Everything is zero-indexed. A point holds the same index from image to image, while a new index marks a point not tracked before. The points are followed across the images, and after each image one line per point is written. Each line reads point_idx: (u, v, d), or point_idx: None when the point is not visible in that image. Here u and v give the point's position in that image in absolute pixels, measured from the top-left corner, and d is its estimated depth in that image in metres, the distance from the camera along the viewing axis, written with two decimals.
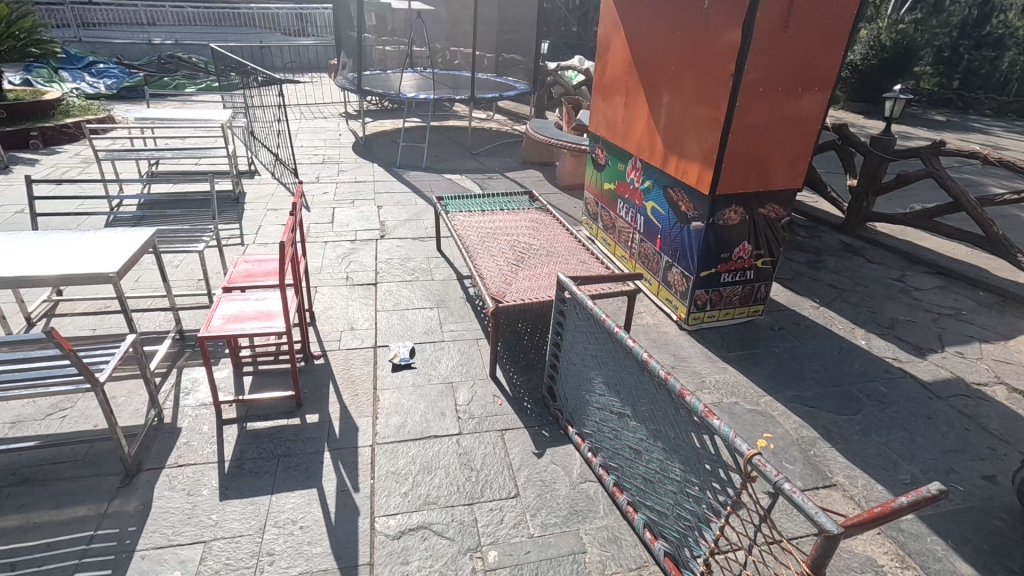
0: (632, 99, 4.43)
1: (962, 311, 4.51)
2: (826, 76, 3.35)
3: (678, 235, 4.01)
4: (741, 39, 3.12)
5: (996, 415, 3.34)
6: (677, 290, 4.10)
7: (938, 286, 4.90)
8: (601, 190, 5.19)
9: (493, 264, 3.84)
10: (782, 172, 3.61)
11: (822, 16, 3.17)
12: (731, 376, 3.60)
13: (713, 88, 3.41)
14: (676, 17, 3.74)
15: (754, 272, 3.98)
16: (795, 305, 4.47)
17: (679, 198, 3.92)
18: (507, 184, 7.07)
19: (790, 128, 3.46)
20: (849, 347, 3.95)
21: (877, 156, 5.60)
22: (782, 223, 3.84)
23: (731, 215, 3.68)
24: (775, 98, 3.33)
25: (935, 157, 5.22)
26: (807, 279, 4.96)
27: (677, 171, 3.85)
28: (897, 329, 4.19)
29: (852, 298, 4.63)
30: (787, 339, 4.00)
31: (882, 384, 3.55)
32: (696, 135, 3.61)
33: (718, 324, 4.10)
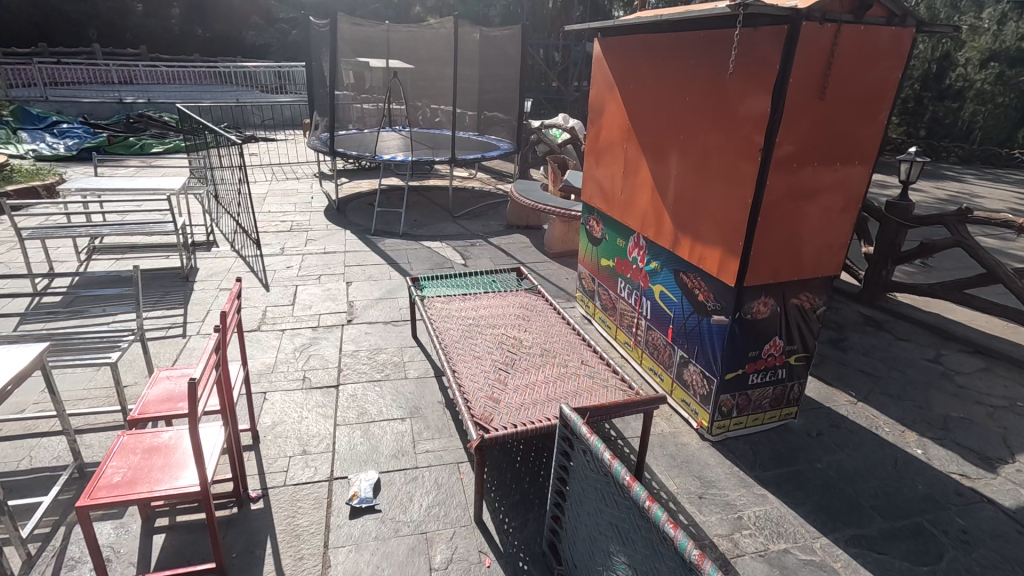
0: (632, 169, 3.97)
1: (1018, 402, 3.95)
2: (865, 149, 2.92)
3: (696, 328, 3.50)
4: (772, 108, 2.66)
5: None
6: (696, 392, 3.55)
7: (980, 369, 4.37)
8: (598, 267, 4.70)
9: (480, 369, 3.22)
10: (817, 257, 3.13)
11: (861, 80, 2.75)
12: (773, 508, 2.93)
13: (735, 164, 2.95)
14: (683, 81, 3.32)
15: (786, 370, 3.42)
16: (829, 401, 3.85)
17: (695, 285, 3.44)
18: (491, 253, 6.50)
19: (827, 205, 3.00)
20: (906, 459, 3.32)
21: (894, 223, 5.29)
22: (817, 312, 3.31)
23: (760, 307, 3.16)
24: (810, 174, 2.88)
25: (962, 225, 4.91)
26: (835, 364, 4.40)
27: (693, 255, 3.38)
28: (953, 431, 3.60)
29: (892, 389, 4.05)
30: (831, 449, 3.37)
31: (959, 515, 2.91)
32: (717, 214, 3.13)
33: (746, 433, 3.50)
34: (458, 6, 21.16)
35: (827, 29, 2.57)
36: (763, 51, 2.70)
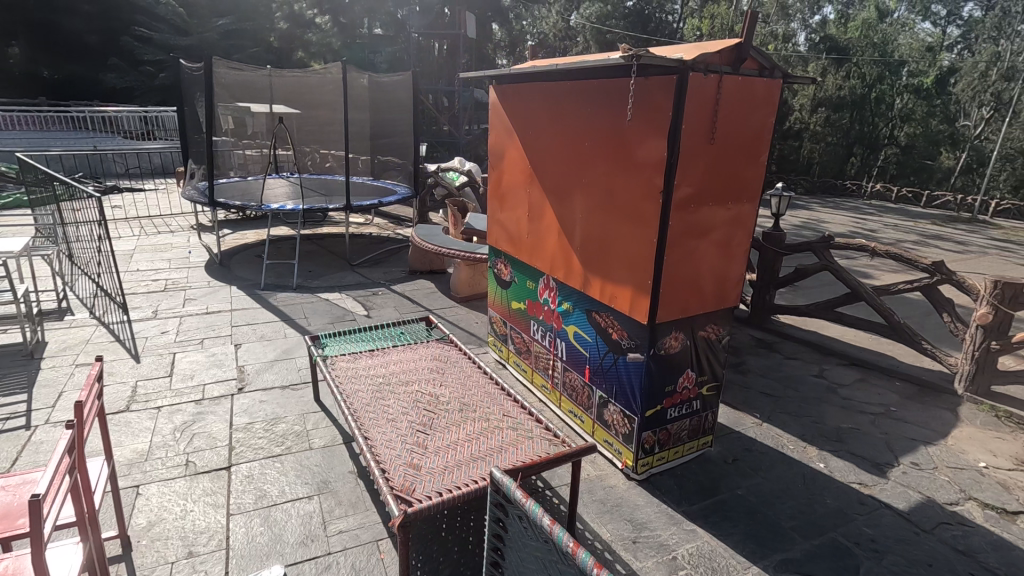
0: (537, 212, 4.00)
1: (892, 408, 4.45)
2: (750, 188, 3.18)
3: (613, 367, 3.55)
4: (669, 152, 2.80)
5: (989, 546, 3.04)
6: (618, 432, 3.58)
7: (857, 380, 4.89)
8: (509, 309, 4.66)
9: (396, 433, 2.98)
10: (717, 289, 3.34)
11: (742, 126, 3.00)
12: (705, 542, 3.00)
13: (638, 206, 3.07)
14: (581, 126, 3.42)
15: (700, 401, 3.60)
16: (739, 425, 4.15)
17: (609, 324, 3.51)
18: (396, 301, 6.25)
19: (722, 241, 3.21)
20: (812, 475, 3.59)
21: (771, 252, 5.87)
22: (721, 343, 3.53)
23: (672, 342, 3.29)
24: (707, 213, 3.07)
25: (827, 251, 5.53)
26: (738, 388, 4.71)
27: (604, 295, 3.45)
28: (847, 443, 3.97)
29: (789, 407, 4.41)
30: (747, 475, 3.58)
31: (865, 524, 3.17)
32: (624, 255, 3.23)
33: (669, 466, 3.61)
34: (342, 50, 20.98)
35: (711, 80, 2.77)
36: (655, 98, 2.85)
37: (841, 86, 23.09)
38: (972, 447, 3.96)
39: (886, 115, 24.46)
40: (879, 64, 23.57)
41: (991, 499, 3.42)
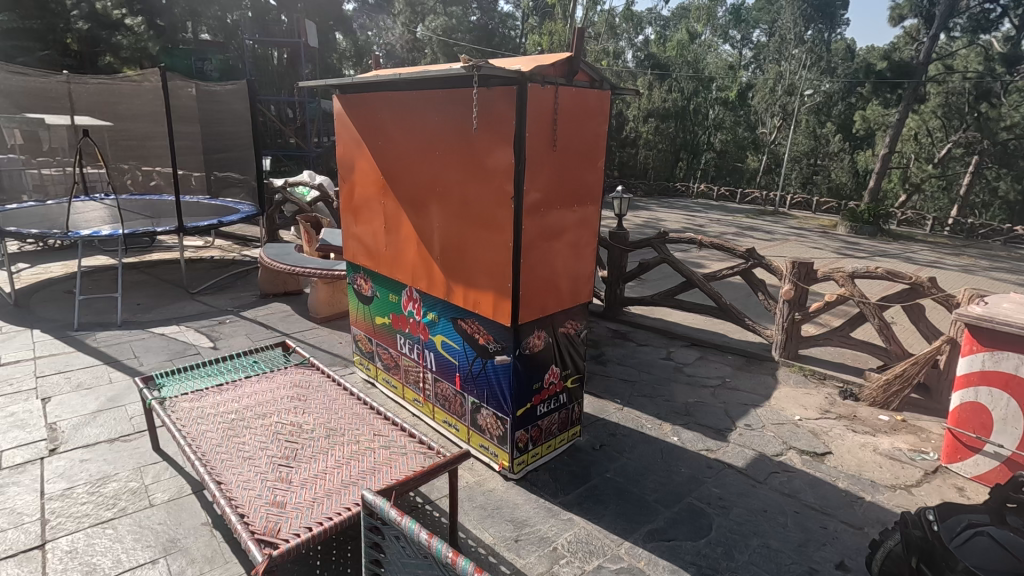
0: (393, 225, 3.93)
1: (727, 379, 5.08)
2: (591, 191, 3.44)
3: (482, 371, 3.60)
4: (516, 160, 2.93)
5: (807, 485, 3.59)
6: (492, 435, 3.63)
7: (698, 358, 5.51)
8: (373, 325, 4.51)
9: (254, 473, 2.72)
10: (572, 287, 3.56)
11: (581, 133, 3.23)
12: (581, 528, 3.15)
13: (493, 212, 3.15)
14: (430, 135, 3.43)
15: (566, 394, 3.79)
16: (603, 412, 4.45)
17: (475, 329, 3.56)
18: (247, 328, 5.73)
19: (572, 241, 3.43)
20: (668, 449, 3.96)
21: (618, 248, 6.40)
22: (579, 338, 3.77)
23: (535, 340, 3.44)
24: (556, 216, 3.26)
25: (663, 245, 6.17)
26: (600, 377, 5.06)
27: (468, 302, 3.49)
28: (694, 415, 4.44)
29: (645, 390, 4.82)
30: (613, 458, 3.84)
31: (713, 485, 3.57)
32: (483, 262, 3.30)
33: (544, 461, 3.74)
34: None
35: (548, 91, 2.95)
36: (499, 108, 2.96)
37: (665, 98, 25.90)
38: (789, 404, 4.66)
39: (703, 124, 27.94)
40: (693, 80, 26.85)
41: (806, 446, 4.04)
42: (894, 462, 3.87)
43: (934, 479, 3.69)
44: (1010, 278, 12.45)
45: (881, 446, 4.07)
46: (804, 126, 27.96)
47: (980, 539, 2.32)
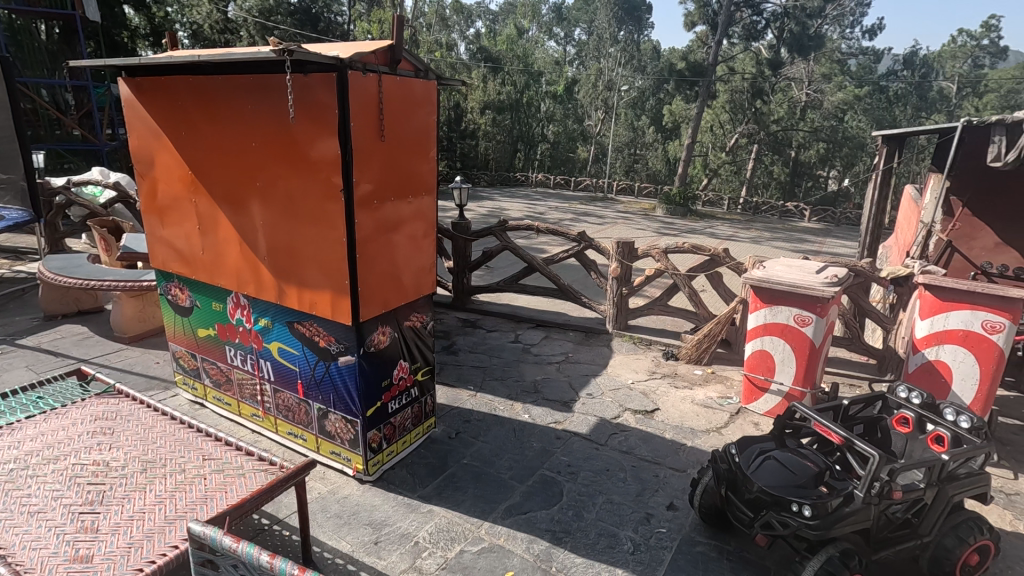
0: (208, 225, 3.53)
1: (569, 354, 5.48)
2: (425, 181, 3.44)
3: (325, 375, 3.42)
4: (342, 150, 2.82)
5: (640, 440, 4.02)
6: (342, 440, 3.48)
7: (543, 338, 5.85)
8: (195, 339, 4.03)
9: (47, 528, 2.28)
10: (414, 280, 3.53)
11: (410, 124, 3.21)
12: (441, 518, 3.17)
13: (322, 206, 3.00)
14: (244, 125, 3.14)
15: (417, 388, 3.76)
16: (457, 400, 4.51)
17: (314, 332, 3.36)
18: (28, 357, 4.76)
19: (410, 233, 3.40)
20: (520, 427, 4.15)
21: (462, 238, 6.50)
22: (426, 330, 3.76)
23: (380, 337, 3.36)
24: (390, 207, 3.20)
25: (504, 233, 6.39)
26: (453, 367, 5.12)
27: (303, 303, 3.28)
28: (542, 391, 4.71)
29: (496, 374, 4.99)
30: (469, 443, 3.91)
31: (562, 454, 3.82)
32: (316, 259, 3.13)
33: (400, 458, 3.69)
34: None
35: (371, 79, 2.88)
36: (318, 95, 2.82)
37: (499, 91, 26.69)
38: (623, 370, 5.17)
39: (536, 117, 29.35)
40: (524, 73, 28.02)
41: (638, 405, 4.51)
42: (707, 409, 4.49)
43: (737, 418, 4.36)
44: (784, 245, 15.13)
45: (697, 397, 4.69)
46: (623, 119, 30.80)
47: (769, 463, 2.79)
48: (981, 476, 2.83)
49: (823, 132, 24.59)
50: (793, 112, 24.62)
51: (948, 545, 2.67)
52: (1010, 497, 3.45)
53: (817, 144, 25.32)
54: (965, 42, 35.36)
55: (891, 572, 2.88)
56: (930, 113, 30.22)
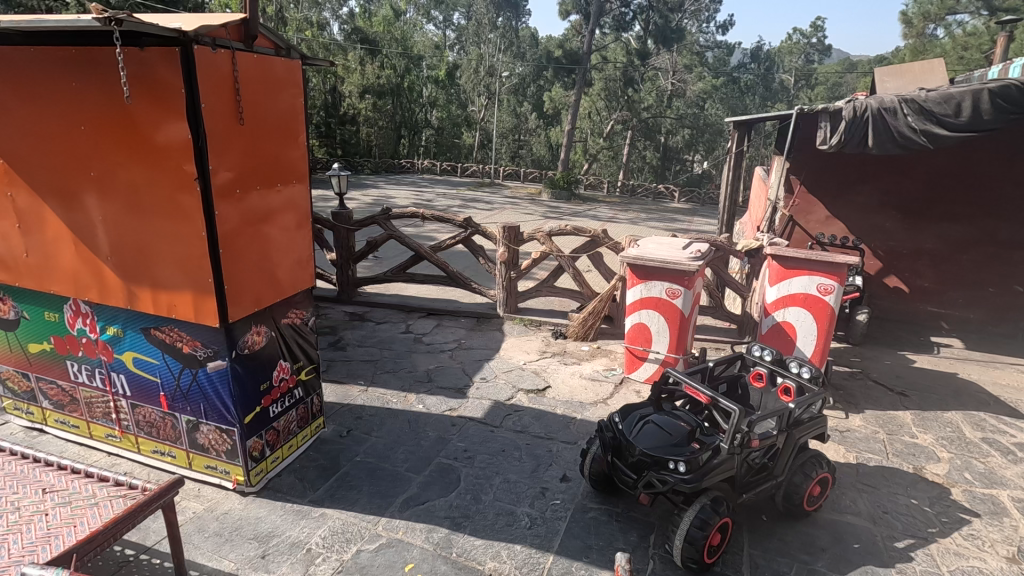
0: (32, 223, 3.05)
1: (461, 340, 5.48)
2: (296, 168, 3.22)
3: (192, 383, 3.11)
4: (192, 134, 2.55)
5: (533, 418, 4.15)
6: (218, 451, 3.20)
7: (435, 326, 5.80)
8: (26, 357, 3.48)
9: None
10: (290, 274, 3.30)
11: (273, 107, 2.99)
12: (335, 520, 3.04)
13: (174, 197, 2.70)
14: (69, 106, 2.74)
15: (301, 388, 3.56)
16: (347, 397, 4.34)
17: (175, 336, 3.04)
18: None
19: (282, 225, 3.17)
20: (414, 417, 4.10)
21: (344, 229, 6.22)
22: (308, 326, 3.55)
23: (255, 337, 3.12)
24: (257, 197, 2.96)
25: (388, 221, 6.21)
26: (341, 363, 4.91)
27: (158, 307, 2.95)
28: (435, 380, 4.68)
29: (387, 366, 4.87)
30: (362, 440, 3.79)
31: (458, 441, 3.82)
32: (171, 257, 2.82)
33: (286, 464, 3.47)
34: None
35: (223, 56, 2.63)
36: (160, 73, 2.53)
37: (378, 75, 25.75)
38: (514, 352, 5.29)
39: (419, 102, 28.74)
40: (404, 57, 27.25)
41: (530, 385, 4.64)
42: (594, 383, 4.73)
43: (621, 388, 4.64)
44: (658, 225, 16.32)
45: (585, 371, 4.92)
46: (506, 105, 31.13)
47: (648, 427, 3.00)
48: (821, 419, 3.26)
49: (687, 119, 26.68)
50: (661, 100, 26.40)
51: (796, 481, 3.05)
52: (843, 434, 4.03)
53: (683, 130, 27.44)
54: (799, 39, 40.00)
55: (753, 512, 3.24)
56: (774, 102, 33.96)
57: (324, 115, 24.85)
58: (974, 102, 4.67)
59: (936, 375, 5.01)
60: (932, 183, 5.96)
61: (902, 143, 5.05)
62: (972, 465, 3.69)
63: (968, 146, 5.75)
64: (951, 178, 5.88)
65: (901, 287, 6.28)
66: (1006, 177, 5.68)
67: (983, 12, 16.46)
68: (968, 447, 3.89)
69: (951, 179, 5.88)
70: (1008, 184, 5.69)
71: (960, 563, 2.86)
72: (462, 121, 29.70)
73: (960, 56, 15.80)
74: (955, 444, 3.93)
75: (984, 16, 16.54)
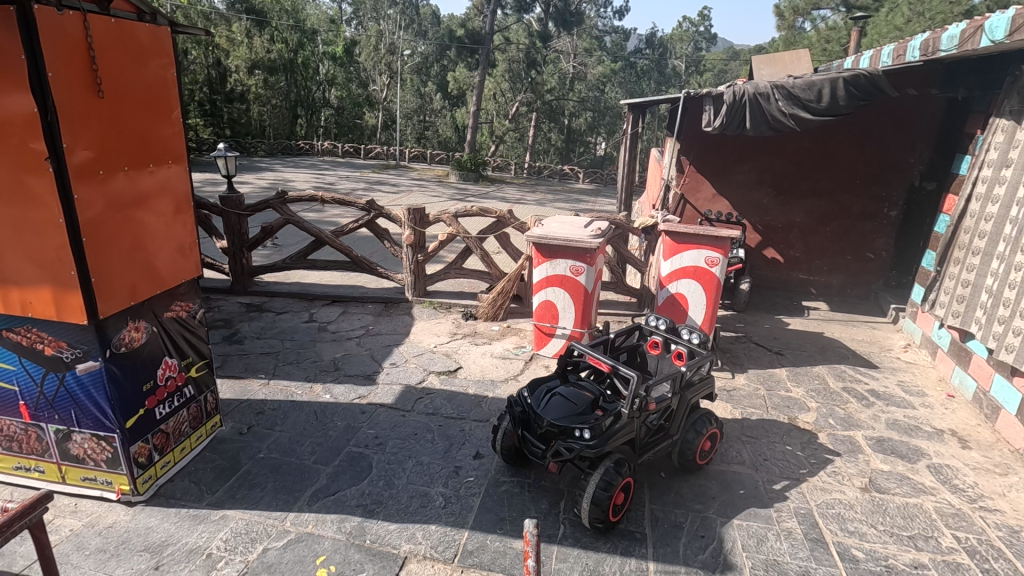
0: None
1: (369, 327, 5.35)
2: (171, 147, 2.95)
3: (59, 388, 2.80)
4: (38, 105, 2.27)
5: (445, 400, 4.15)
6: (97, 461, 2.91)
7: (340, 314, 5.61)
8: None
9: None
10: (172, 264, 3.04)
11: (140, 78, 2.71)
12: (238, 521, 2.89)
13: (22, 180, 2.40)
14: None
15: (191, 386, 3.31)
16: (246, 392, 4.10)
17: (33, 338, 2.71)
18: None
19: (158, 211, 2.90)
20: (321, 408, 3.96)
21: (234, 215, 5.80)
22: (195, 319, 3.31)
23: (132, 334, 2.85)
24: (125, 179, 2.68)
25: (283, 205, 5.86)
26: (238, 357, 4.62)
27: (11, 305, 2.62)
28: (342, 368, 4.54)
29: (289, 358, 4.65)
30: (264, 436, 3.60)
31: (368, 428, 3.75)
32: (22, 249, 2.51)
33: (179, 468, 3.23)
34: None
35: (73, 20, 2.34)
36: None
37: (268, 49, 24.11)
38: (424, 335, 5.24)
39: (315, 79, 27.20)
40: (296, 30, 25.68)
41: (441, 367, 4.64)
42: (505, 361, 4.82)
43: (530, 365, 4.77)
44: (563, 205, 16.73)
45: (495, 350, 4.99)
46: (409, 84, 30.30)
47: (555, 398, 3.11)
48: (709, 379, 3.55)
49: (588, 102, 27.43)
50: (563, 83, 26.95)
51: (689, 438, 3.31)
52: (730, 393, 4.42)
53: (585, 113, 28.19)
54: (687, 28, 42.41)
55: (653, 470, 3.49)
56: (667, 88, 35.79)
57: (209, 91, 22.89)
58: (832, 89, 5.19)
59: (806, 335, 5.62)
60: (798, 163, 6.60)
61: (774, 126, 5.52)
62: (835, 411, 4.20)
63: (828, 129, 6.41)
64: (814, 159, 6.54)
65: (777, 258, 6.94)
66: (857, 157, 6.40)
67: (841, 9, 18.30)
68: (831, 396, 4.42)
69: (813, 159, 6.53)
70: (859, 163, 6.41)
71: (825, 496, 3.26)
72: (363, 100, 28.50)
73: (824, 48, 17.45)
74: (822, 394, 4.44)
75: (842, 13, 18.40)
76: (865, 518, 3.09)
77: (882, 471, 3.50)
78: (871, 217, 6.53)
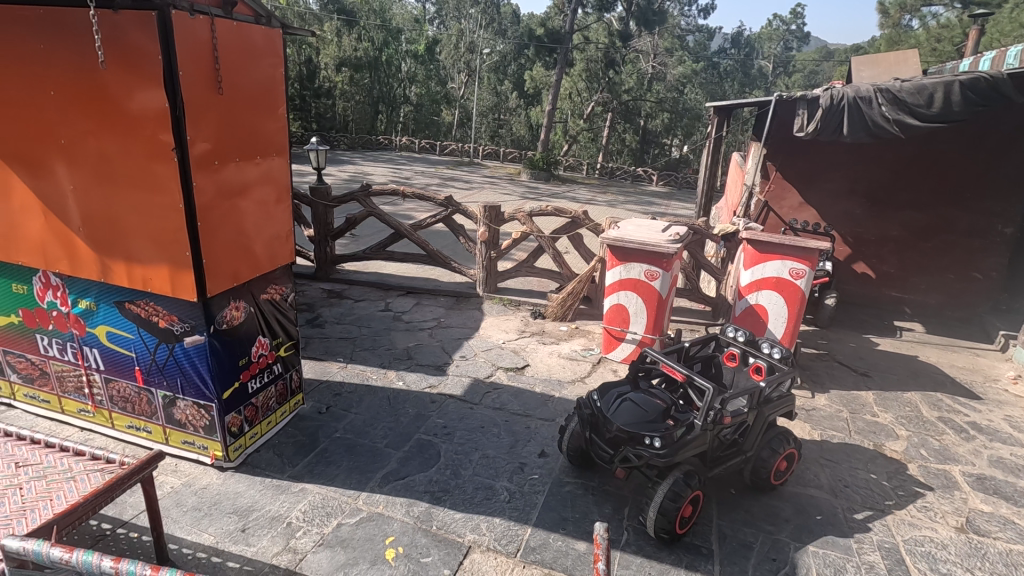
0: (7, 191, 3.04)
1: (440, 319, 5.50)
2: (274, 141, 3.17)
3: (168, 358, 3.08)
4: (168, 101, 2.50)
5: (512, 396, 4.21)
6: (196, 427, 3.18)
7: (413, 305, 5.81)
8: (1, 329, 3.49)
9: None
10: (269, 250, 3.26)
11: (252, 76, 2.92)
12: (315, 495, 3.07)
13: (150, 168, 2.66)
14: (43, 68, 2.70)
15: (280, 364, 3.54)
16: (325, 374, 4.34)
17: (150, 310, 3.00)
18: None
19: (260, 201, 3.13)
20: (393, 395, 4.11)
21: (321, 205, 6.14)
22: (287, 302, 3.53)
23: (233, 313, 3.09)
24: (234, 170, 2.91)
25: (366, 198, 6.12)
26: (319, 340, 4.89)
27: (132, 280, 2.92)
28: (414, 357, 4.70)
29: (365, 344, 4.86)
30: (340, 417, 3.80)
31: (437, 417, 3.86)
32: (145, 230, 2.78)
33: (265, 440, 3.47)
34: None
35: (202, 23, 2.56)
36: (134, 38, 2.48)
37: (356, 48, 25.33)
38: (493, 331, 5.33)
39: (397, 77, 28.17)
40: (382, 30, 26.80)
41: (509, 363, 4.70)
42: (572, 362, 4.81)
43: (598, 368, 4.73)
44: (636, 207, 16.45)
45: (563, 351, 5.00)
46: (487, 83, 30.76)
47: (626, 404, 3.07)
48: (789, 397, 3.39)
49: (666, 103, 26.72)
50: (642, 84, 26.45)
51: (764, 456, 3.18)
52: (809, 412, 4.19)
53: (662, 114, 27.51)
54: (777, 28, 40.39)
55: (722, 485, 3.37)
56: (752, 89, 34.24)
57: (299, 88, 24.24)
58: (946, 93, 4.78)
59: (897, 358, 5.23)
60: (899, 173, 6.14)
61: (875, 132, 5.16)
62: (928, 442, 3.89)
63: (935, 136, 5.91)
64: (917, 168, 6.06)
65: (868, 272, 6.49)
66: (967, 167, 5.87)
67: (956, 5, 16.83)
68: (924, 425, 4.10)
69: (916, 169, 6.06)
70: (969, 174, 5.88)
71: (913, 532, 3.04)
72: (441, 98, 29.22)
73: (933, 48, 16.10)
74: (913, 422, 4.13)
75: (956, 10, 16.91)
76: (959, 561, 2.85)
77: (982, 512, 3.21)
78: (980, 233, 5.98)
